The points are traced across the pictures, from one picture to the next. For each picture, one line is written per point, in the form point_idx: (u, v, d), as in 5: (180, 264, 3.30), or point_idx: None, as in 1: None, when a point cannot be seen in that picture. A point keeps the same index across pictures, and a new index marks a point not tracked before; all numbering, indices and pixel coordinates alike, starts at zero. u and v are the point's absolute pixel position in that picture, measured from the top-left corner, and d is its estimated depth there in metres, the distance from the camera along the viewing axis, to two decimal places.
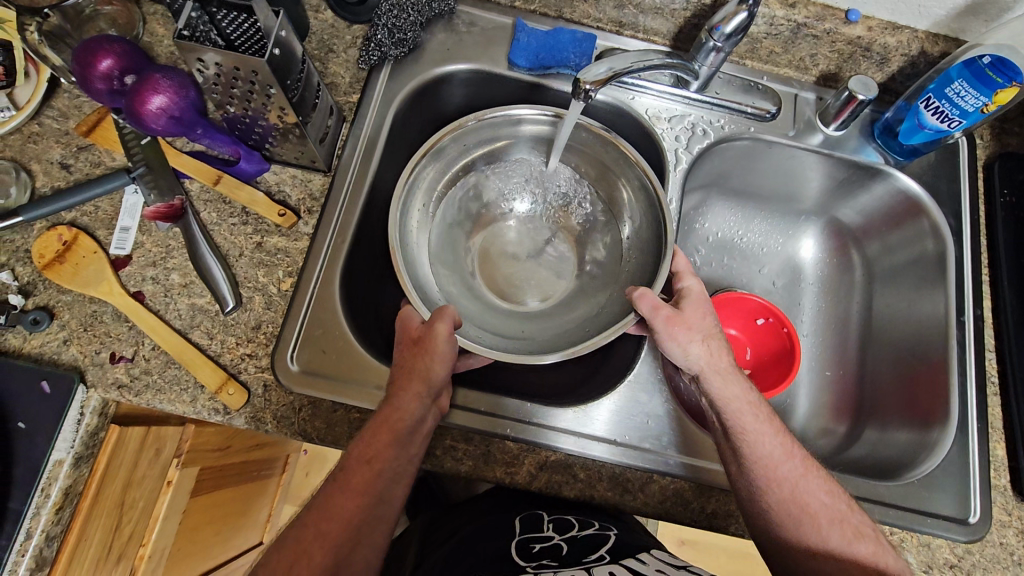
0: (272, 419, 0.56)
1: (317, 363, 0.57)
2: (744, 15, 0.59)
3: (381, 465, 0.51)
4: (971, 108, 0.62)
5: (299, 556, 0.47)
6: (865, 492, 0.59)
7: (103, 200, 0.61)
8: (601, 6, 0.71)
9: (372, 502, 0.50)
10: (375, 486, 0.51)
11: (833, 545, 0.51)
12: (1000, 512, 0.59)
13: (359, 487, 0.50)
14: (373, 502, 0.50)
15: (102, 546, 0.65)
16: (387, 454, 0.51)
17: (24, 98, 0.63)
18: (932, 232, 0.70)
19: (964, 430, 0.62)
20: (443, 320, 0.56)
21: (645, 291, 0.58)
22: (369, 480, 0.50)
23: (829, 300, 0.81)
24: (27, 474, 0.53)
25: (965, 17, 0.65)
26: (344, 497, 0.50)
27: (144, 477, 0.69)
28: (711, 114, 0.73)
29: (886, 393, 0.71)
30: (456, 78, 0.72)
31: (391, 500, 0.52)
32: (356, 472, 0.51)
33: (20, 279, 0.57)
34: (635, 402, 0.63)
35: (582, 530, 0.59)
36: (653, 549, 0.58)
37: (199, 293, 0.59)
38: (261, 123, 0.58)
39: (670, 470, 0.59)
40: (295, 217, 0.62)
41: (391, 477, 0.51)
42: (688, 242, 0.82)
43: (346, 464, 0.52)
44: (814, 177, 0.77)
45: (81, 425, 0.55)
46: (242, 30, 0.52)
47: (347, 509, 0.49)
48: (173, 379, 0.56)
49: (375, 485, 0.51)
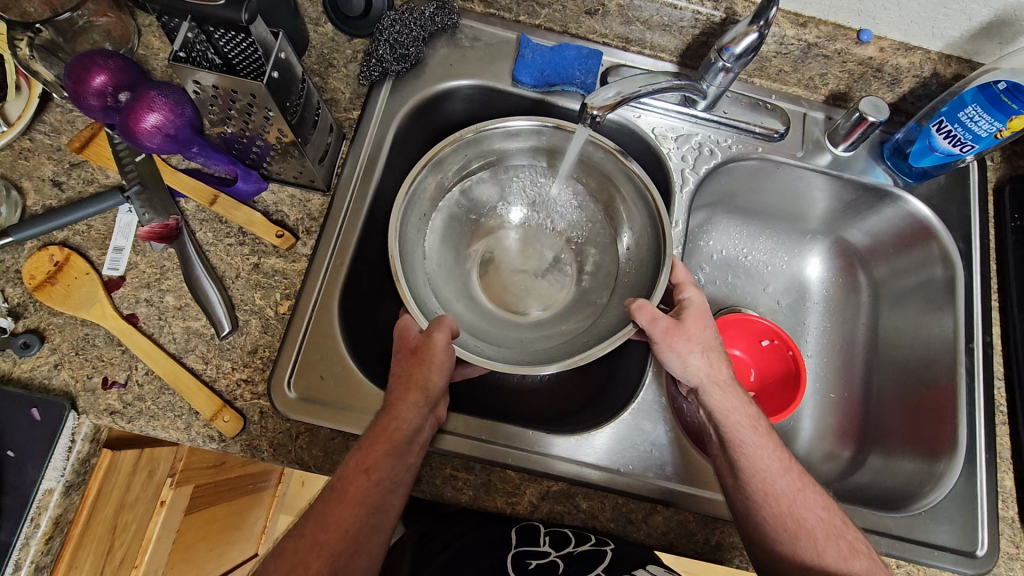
0: (268, 447, 0.55)
1: (315, 389, 0.56)
2: (755, 36, 0.57)
3: (378, 474, 0.49)
4: (984, 133, 0.61)
5: (294, 567, 0.45)
6: (871, 523, 0.58)
7: (96, 219, 0.59)
8: (608, 22, 0.70)
9: (370, 512, 0.49)
10: (373, 495, 0.49)
11: (828, 560, 0.50)
12: (1008, 545, 0.59)
13: (355, 497, 0.49)
14: (372, 512, 0.49)
15: (95, 570, 0.64)
16: (384, 464, 0.50)
17: (15, 112, 0.61)
18: (941, 258, 0.69)
19: (972, 461, 0.61)
20: (439, 329, 0.55)
21: (644, 303, 0.56)
22: (367, 490, 0.49)
23: (836, 321, 0.80)
24: (16, 503, 0.52)
25: (979, 39, 0.63)
26: (341, 506, 0.48)
27: (138, 499, 0.69)
28: (719, 133, 0.71)
29: (891, 418, 0.70)
30: (459, 93, 0.71)
31: (389, 509, 0.50)
32: (353, 482, 0.49)
33: (11, 300, 0.56)
34: (638, 429, 0.61)
35: (579, 546, 0.57)
36: (653, 564, 0.54)
37: (194, 316, 0.57)
38: (258, 143, 0.56)
39: (673, 501, 0.58)
40: (293, 238, 0.60)
41: (388, 486, 0.50)
42: (692, 260, 0.80)
43: (341, 476, 0.50)
44: (821, 197, 0.76)
45: (72, 453, 0.54)
46: (240, 49, 0.50)
47: (345, 519, 0.48)
48: (167, 406, 0.54)
49: (372, 495, 0.49)
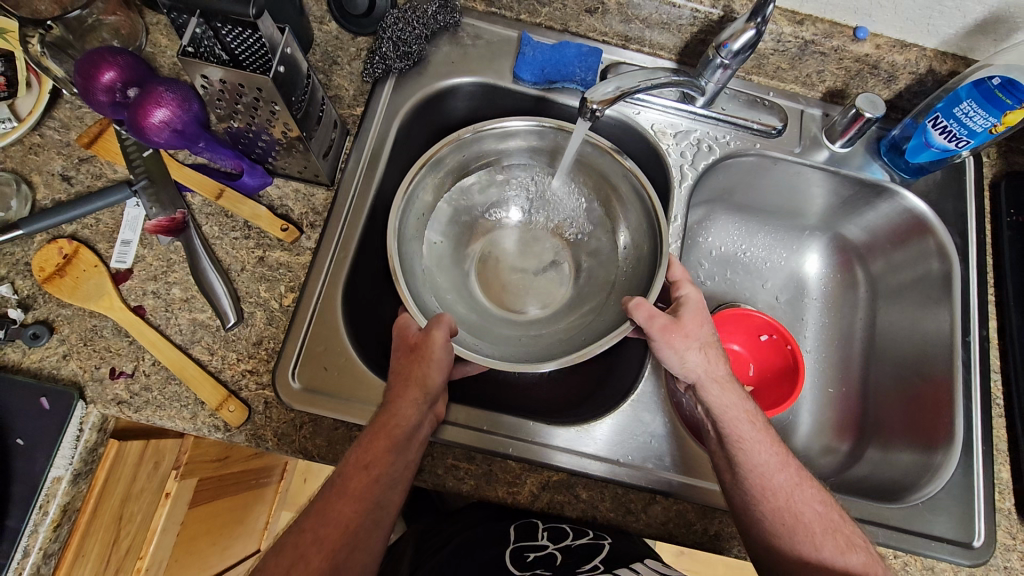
0: (272, 437, 0.55)
1: (319, 381, 0.57)
2: (753, 33, 0.58)
3: (378, 470, 0.50)
4: (979, 128, 0.62)
5: (295, 562, 0.46)
6: (869, 514, 0.59)
7: (104, 213, 0.60)
8: (608, 20, 0.71)
9: (370, 508, 0.49)
10: (373, 491, 0.50)
11: (825, 555, 0.50)
12: (1004, 536, 0.59)
13: (355, 493, 0.49)
14: (372, 507, 0.49)
15: (100, 562, 0.66)
16: (385, 459, 0.50)
17: (26, 109, 0.62)
18: (937, 252, 0.70)
19: (968, 452, 0.62)
20: (439, 327, 0.56)
21: (641, 301, 0.57)
22: (367, 485, 0.49)
23: (835, 316, 0.81)
24: (25, 490, 0.53)
25: (974, 36, 0.64)
26: (341, 502, 0.49)
27: (144, 490, 0.70)
28: (717, 129, 0.72)
29: (890, 412, 0.71)
30: (460, 90, 0.72)
31: (389, 505, 0.51)
32: (353, 478, 0.50)
33: (20, 292, 0.57)
34: (638, 421, 0.62)
35: (577, 539, 0.58)
36: (648, 558, 0.55)
37: (200, 308, 0.58)
38: (264, 138, 0.57)
39: (672, 492, 0.58)
40: (297, 231, 0.61)
41: (388, 482, 0.50)
42: (691, 257, 0.81)
43: (342, 471, 0.51)
44: (818, 193, 0.77)
45: (79, 442, 0.55)
46: (246, 44, 0.51)
47: (345, 514, 0.48)
48: (173, 396, 0.55)
49: (372, 491, 0.50)
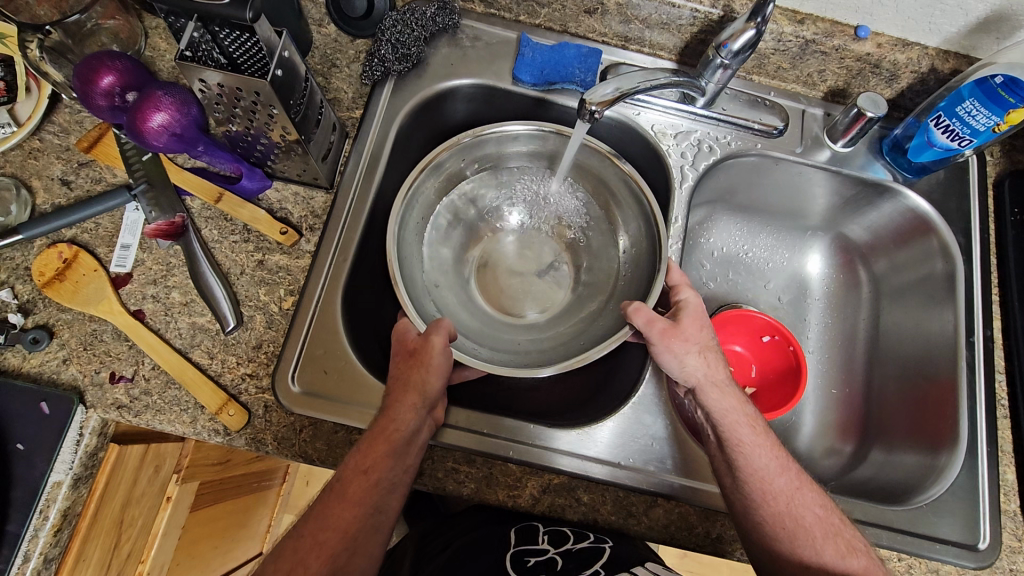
0: (272, 440, 0.55)
1: (319, 385, 0.57)
2: (752, 33, 0.58)
3: (377, 474, 0.50)
4: (982, 127, 0.61)
5: (294, 567, 0.46)
6: (873, 517, 0.58)
7: (104, 217, 0.60)
8: (607, 21, 0.70)
9: (369, 512, 0.49)
10: (372, 495, 0.49)
11: (826, 559, 0.50)
12: (1010, 538, 0.58)
13: (354, 497, 0.49)
14: (372, 512, 0.49)
15: (101, 566, 0.66)
16: (384, 464, 0.50)
17: (25, 114, 0.63)
18: (941, 252, 0.70)
19: (973, 454, 0.61)
20: (439, 332, 0.55)
21: (640, 305, 0.57)
22: (366, 490, 0.49)
23: (838, 316, 0.80)
24: (26, 495, 0.53)
25: (976, 34, 0.64)
26: (341, 506, 0.49)
27: (144, 494, 0.70)
28: (717, 130, 0.72)
29: (894, 414, 0.70)
30: (459, 92, 0.71)
31: (388, 509, 0.50)
32: (352, 482, 0.50)
33: (19, 297, 0.57)
34: (638, 423, 0.61)
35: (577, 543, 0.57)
36: (649, 562, 0.54)
37: (199, 311, 0.58)
38: (262, 142, 0.57)
39: (674, 495, 0.58)
40: (297, 235, 0.61)
41: (387, 486, 0.50)
42: (693, 258, 0.81)
43: (341, 476, 0.50)
44: (820, 194, 0.77)
45: (80, 446, 0.55)
46: (244, 47, 0.51)
47: (345, 519, 0.48)
48: (173, 399, 0.55)
49: (372, 495, 0.49)
